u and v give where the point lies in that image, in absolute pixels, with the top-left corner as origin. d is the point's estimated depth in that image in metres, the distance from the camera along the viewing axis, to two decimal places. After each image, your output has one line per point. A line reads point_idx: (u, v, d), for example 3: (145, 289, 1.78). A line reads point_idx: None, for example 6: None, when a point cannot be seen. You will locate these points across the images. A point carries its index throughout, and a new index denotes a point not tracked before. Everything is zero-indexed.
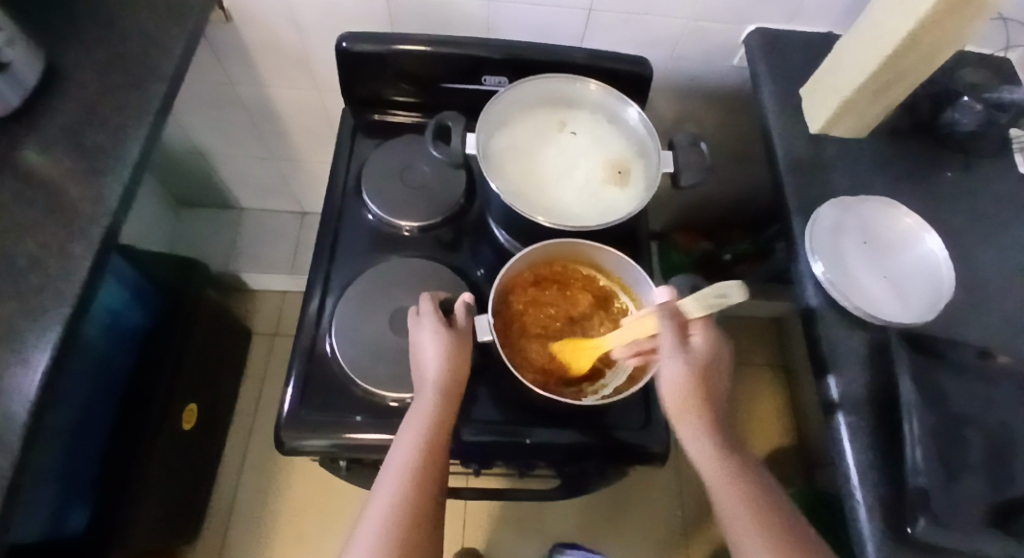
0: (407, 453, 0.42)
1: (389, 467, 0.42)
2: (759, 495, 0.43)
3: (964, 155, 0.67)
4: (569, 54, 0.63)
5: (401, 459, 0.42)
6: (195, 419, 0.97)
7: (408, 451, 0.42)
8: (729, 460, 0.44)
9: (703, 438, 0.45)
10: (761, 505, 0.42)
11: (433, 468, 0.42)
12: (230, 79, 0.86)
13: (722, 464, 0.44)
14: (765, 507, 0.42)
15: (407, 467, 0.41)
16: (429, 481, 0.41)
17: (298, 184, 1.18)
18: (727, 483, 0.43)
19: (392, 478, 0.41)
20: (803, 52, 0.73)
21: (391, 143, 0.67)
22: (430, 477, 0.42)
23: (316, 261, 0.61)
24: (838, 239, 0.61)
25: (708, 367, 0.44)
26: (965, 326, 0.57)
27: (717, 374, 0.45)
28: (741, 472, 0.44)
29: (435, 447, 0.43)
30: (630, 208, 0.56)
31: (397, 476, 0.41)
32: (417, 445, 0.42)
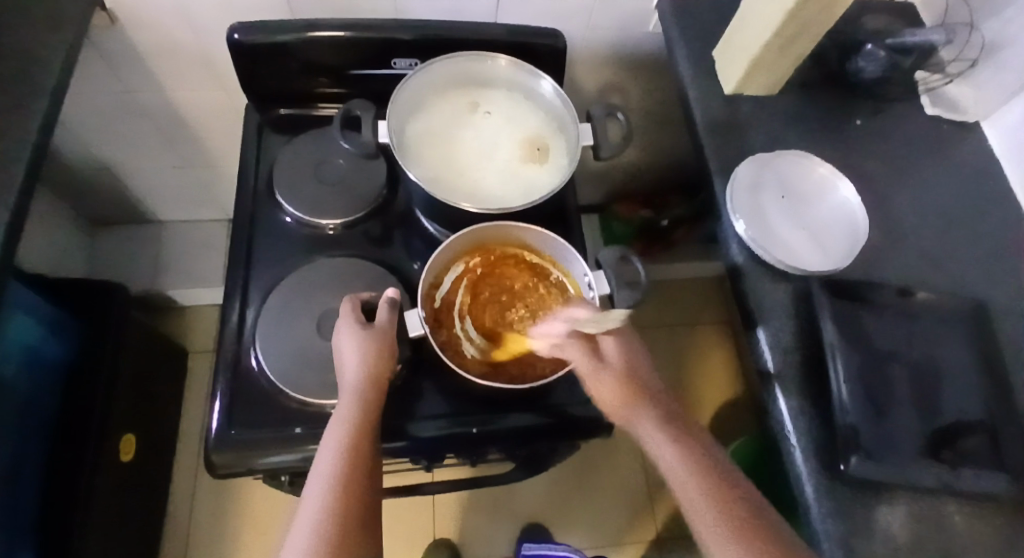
0: (332, 460, 0.41)
1: (315, 478, 0.41)
2: (711, 471, 0.44)
3: (872, 103, 0.70)
4: (481, 31, 0.61)
5: (327, 467, 0.41)
6: (135, 451, 0.91)
7: (333, 457, 0.41)
8: (684, 443, 0.46)
9: (658, 430, 0.46)
10: (706, 474, 0.44)
11: (361, 472, 0.42)
12: (126, 86, 0.79)
13: (681, 461, 0.44)
14: (717, 481, 0.43)
15: (333, 474, 0.41)
16: (357, 487, 0.41)
17: (222, 191, 1.11)
18: (688, 480, 0.43)
19: (319, 488, 0.40)
20: (714, 13, 0.73)
21: (303, 138, 0.64)
22: (358, 481, 0.41)
23: (233, 270, 0.58)
24: (757, 195, 0.62)
25: (631, 371, 0.49)
26: (883, 266, 0.60)
27: (642, 374, 0.49)
28: (693, 452, 0.45)
29: (361, 449, 0.42)
30: (552, 184, 0.55)
31: (324, 486, 0.40)
32: (340, 453, 0.42)
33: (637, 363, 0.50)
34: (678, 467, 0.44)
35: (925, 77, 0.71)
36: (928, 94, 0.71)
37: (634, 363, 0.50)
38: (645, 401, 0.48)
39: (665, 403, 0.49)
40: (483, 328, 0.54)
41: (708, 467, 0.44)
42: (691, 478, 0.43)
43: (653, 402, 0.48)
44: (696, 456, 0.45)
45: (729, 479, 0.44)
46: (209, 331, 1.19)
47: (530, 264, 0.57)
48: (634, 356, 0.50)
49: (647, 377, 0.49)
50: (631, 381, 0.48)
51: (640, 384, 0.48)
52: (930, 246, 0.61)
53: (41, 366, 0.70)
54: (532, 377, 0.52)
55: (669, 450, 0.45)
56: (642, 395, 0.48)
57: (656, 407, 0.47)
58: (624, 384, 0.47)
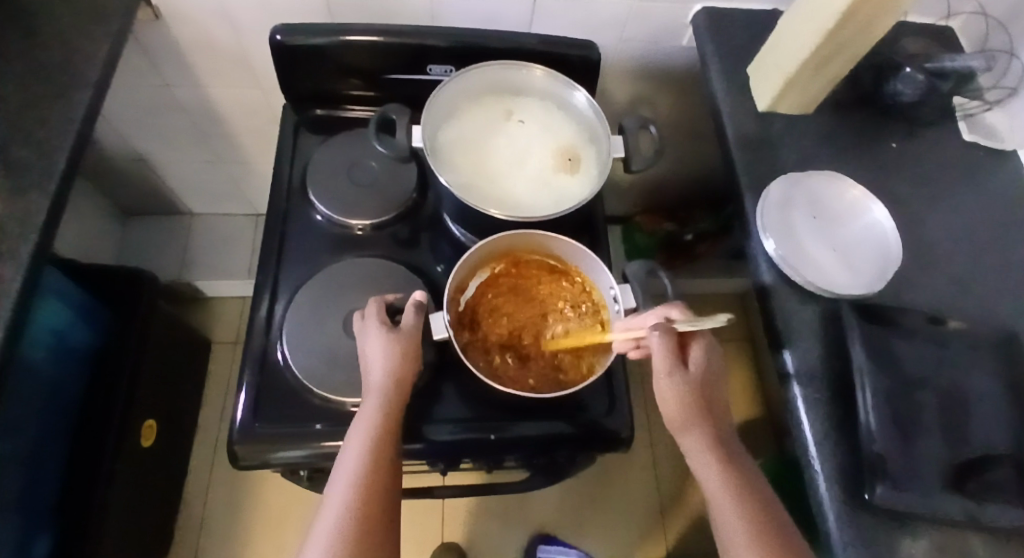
0: (357, 459, 0.42)
1: (339, 476, 0.42)
2: (756, 502, 0.44)
3: (908, 125, 0.69)
4: (517, 41, 0.62)
5: (351, 466, 0.42)
6: (156, 436, 0.92)
7: (357, 456, 0.42)
8: (732, 471, 0.46)
9: (710, 454, 0.46)
10: (748, 494, 0.45)
11: (384, 472, 0.42)
12: (167, 80, 0.82)
13: (725, 481, 0.45)
14: (757, 504, 0.44)
15: (357, 474, 0.41)
16: (379, 487, 0.41)
17: (251, 187, 1.14)
18: (726, 497, 0.44)
19: (343, 486, 0.41)
20: (748, 30, 0.73)
21: (337, 139, 0.65)
22: (381, 481, 0.42)
23: (263, 265, 0.59)
24: (788, 214, 0.62)
25: (704, 387, 0.47)
26: (914, 291, 0.59)
27: (714, 387, 0.49)
28: (736, 474, 0.46)
29: (385, 449, 0.43)
30: (582, 194, 0.56)
31: (348, 484, 0.41)
32: (364, 452, 0.42)
33: (711, 376, 0.48)
34: (722, 495, 0.45)
35: (964, 103, 0.70)
36: (966, 120, 0.70)
37: (710, 378, 0.48)
38: (707, 418, 0.47)
39: (719, 424, 0.48)
40: (507, 335, 0.54)
41: (750, 491, 0.45)
42: (737, 510, 0.44)
43: (712, 424, 0.47)
44: (741, 484, 0.45)
45: (766, 502, 0.45)
46: (231, 323, 1.21)
47: (557, 273, 0.57)
48: (711, 369, 0.48)
49: (716, 395, 0.48)
50: (699, 397, 0.47)
51: (705, 400, 0.48)
52: (964, 272, 0.60)
53: (68, 349, 0.72)
54: (555, 384, 0.52)
55: (717, 476, 0.45)
56: (705, 414, 0.47)
57: (713, 428, 0.47)
58: (692, 398, 0.46)
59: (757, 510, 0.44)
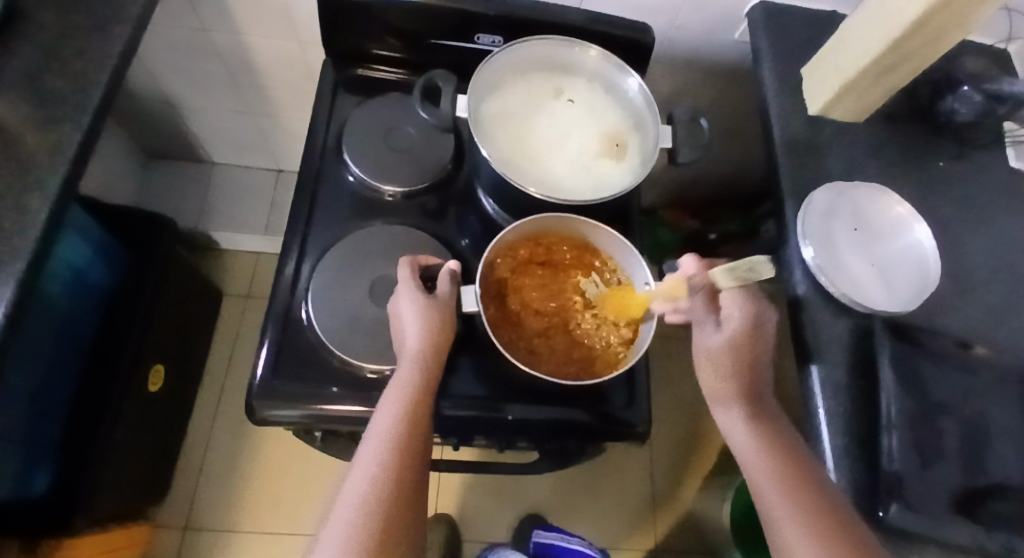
0: (391, 423, 0.41)
1: (372, 437, 0.41)
2: (800, 467, 0.41)
3: (959, 145, 0.67)
4: (569, 16, 0.60)
5: (385, 429, 0.41)
6: (161, 381, 0.92)
7: (392, 420, 0.41)
8: (771, 435, 0.43)
9: (740, 414, 0.44)
10: (796, 470, 0.41)
11: (416, 440, 0.42)
12: (203, 24, 0.80)
13: (767, 451, 0.42)
14: (802, 477, 0.40)
15: (393, 436, 0.41)
16: (414, 454, 0.41)
17: (275, 142, 1.12)
18: (768, 472, 0.41)
19: (376, 448, 0.40)
20: (807, 30, 0.71)
21: (375, 102, 0.64)
22: (414, 449, 0.41)
23: (293, 222, 0.58)
24: (830, 224, 0.60)
25: (748, 344, 0.45)
26: (946, 316, 0.57)
27: (760, 350, 0.46)
28: (773, 439, 0.43)
29: (418, 416, 0.42)
30: (626, 182, 0.54)
31: (380, 447, 0.40)
32: (399, 418, 0.42)
33: (760, 340, 0.46)
34: (763, 470, 0.41)
35: (1011, 129, 0.67)
36: (1014, 146, 0.67)
37: (754, 338, 0.45)
38: (744, 378, 0.45)
39: (757, 377, 0.46)
40: (535, 318, 0.53)
41: (784, 455, 0.42)
42: (769, 471, 0.41)
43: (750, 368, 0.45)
44: (780, 446, 0.42)
45: (817, 480, 0.41)
46: (244, 276, 1.21)
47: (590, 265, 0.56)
48: (753, 324, 0.46)
49: (757, 356, 0.46)
50: (739, 354, 0.45)
51: (748, 360, 0.45)
52: (1001, 302, 0.58)
53: (86, 288, 0.72)
54: (575, 373, 0.51)
55: (754, 444, 0.43)
56: (743, 373, 0.45)
57: (749, 395, 0.45)
58: (728, 357, 0.45)
59: (799, 486, 0.39)
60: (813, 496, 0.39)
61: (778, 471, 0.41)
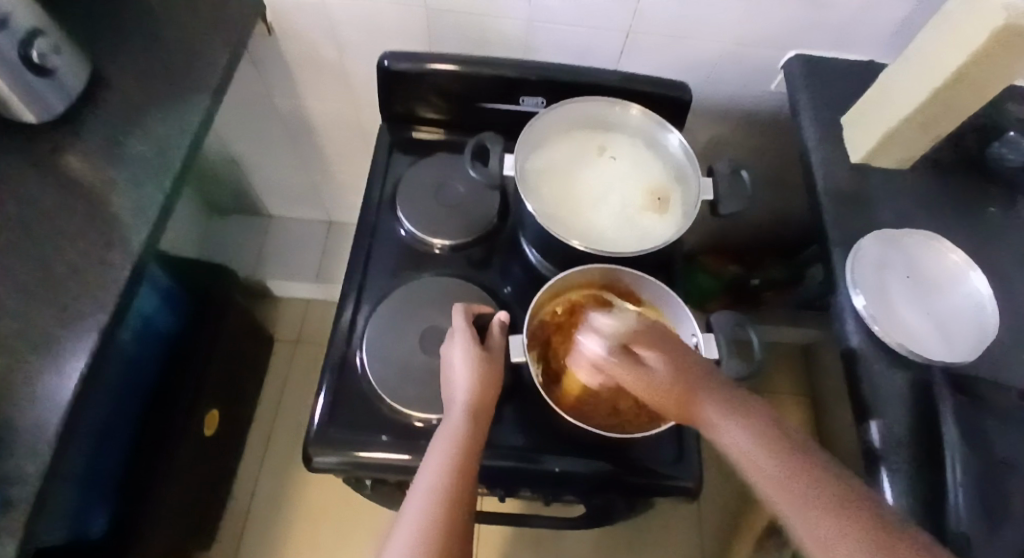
0: (442, 461, 0.41)
1: (423, 474, 0.40)
2: (790, 447, 0.37)
3: (1014, 190, 0.65)
4: (608, 77, 0.63)
5: (435, 467, 0.40)
6: (216, 425, 0.96)
7: (443, 459, 0.41)
8: (752, 422, 0.39)
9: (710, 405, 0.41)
10: (787, 455, 0.36)
11: (467, 481, 0.40)
12: (271, 92, 0.88)
13: (755, 442, 0.37)
14: (801, 462, 0.35)
15: (443, 473, 0.40)
16: (464, 492, 0.39)
17: (327, 194, 1.19)
18: (759, 464, 0.36)
19: (426, 485, 0.39)
20: (846, 80, 0.72)
21: (427, 161, 0.68)
22: (464, 488, 0.40)
23: (348, 274, 0.61)
24: (882, 272, 0.59)
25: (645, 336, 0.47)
26: (1013, 368, 0.55)
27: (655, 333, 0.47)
28: (756, 424, 0.39)
29: (468, 458, 0.42)
30: (668, 234, 0.55)
31: (431, 482, 0.39)
32: (450, 456, 0.41)
33: (646, 325, 0.48)
34: (756, 461, 0.37)
35: None
36: None
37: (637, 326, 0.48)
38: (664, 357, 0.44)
39: (693, 363, 0.45)
40: None
41: (778, 440, 0.37)
42: (771, 464, 0.36)
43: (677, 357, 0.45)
44: (766, 430, 0.38)
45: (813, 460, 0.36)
46: (294, 322, 1.26)
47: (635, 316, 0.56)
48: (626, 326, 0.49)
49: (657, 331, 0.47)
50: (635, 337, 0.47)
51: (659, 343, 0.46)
52: None
53: (153, 332, 0.76)
54: (620, 425, 0.51)
55: (754, 450, 0.37)
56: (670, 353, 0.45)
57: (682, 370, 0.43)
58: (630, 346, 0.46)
59: (800, 472, 0.35)
60: (809, 476, 0.34)
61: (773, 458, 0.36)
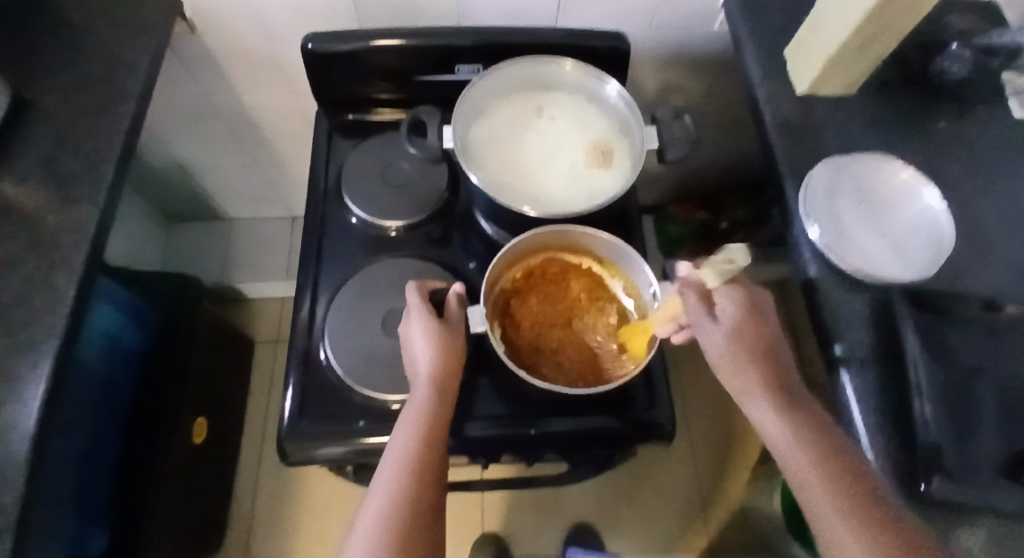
0: (407, 446, 0.43)
1: (389, 460, 0.42)
2: (826, 443, 0.40)
3: (960, 102, 0.65)
4: (544, 34, 0.61)
5: (400, 453, 0.42)
6: (203, 434, 0.95)
7: (407, 443, 0.43)
8: (799, 414, 0.43)
9: (769, 401, 0.43)
10: (829, 456, 0.39)
11: (432, 461, 0.43)
12: (205, 90, 0.85)
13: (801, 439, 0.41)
14: (829, 456, 0.40)
15: (407, 458, 0.42)
16: (428, 474, 0.42)
17: (286, 190, 1.16)
18: (808, 468, 0.40)
19: (392, 471, 0.41)
20: (785, 10, 0.71)
21: (370, 143, 0.66)
22: (430, 468, 0.42)
23: (304, 268, 0.61)
24: (832, 200, 0.59)
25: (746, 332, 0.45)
26: (970, 277, 0.55)
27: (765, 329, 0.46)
28: (801, 413, 0.43)
29: (432, 437, 0.43)
30: (616, 188, 0.55)
31: (397, 469, 0.42)
32: (414, 440, 0.43)
33: (766, 328, 0.46)
34: (805, 465, 0.40)
35: (1012, 79, 0.64)
36: (1016, 97, 0.65)
37: (750, 317, 0.46)
38: (762, 355, 0.45)
39: (775, 356, 0.46)
40: (543, 330, 0.54)
41: (818, 439, 0.41)
42: (803, 454, 0.40)
43: (760, 353, 0.45)
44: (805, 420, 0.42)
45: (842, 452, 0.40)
46: (272, 323, 1.25)
47: (594, 274, 0.57)
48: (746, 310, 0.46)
49: (766, 329, 0.46)
50: (750, 336, 0.45)
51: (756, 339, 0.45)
52: None
53: (122, 349, 0.75)
54: (586, 381, 0.52)
55: (797, 453, 0.40)
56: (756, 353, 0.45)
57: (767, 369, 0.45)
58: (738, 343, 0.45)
59: (840, 471, 0.39)
60: (845, 478, 0.38)
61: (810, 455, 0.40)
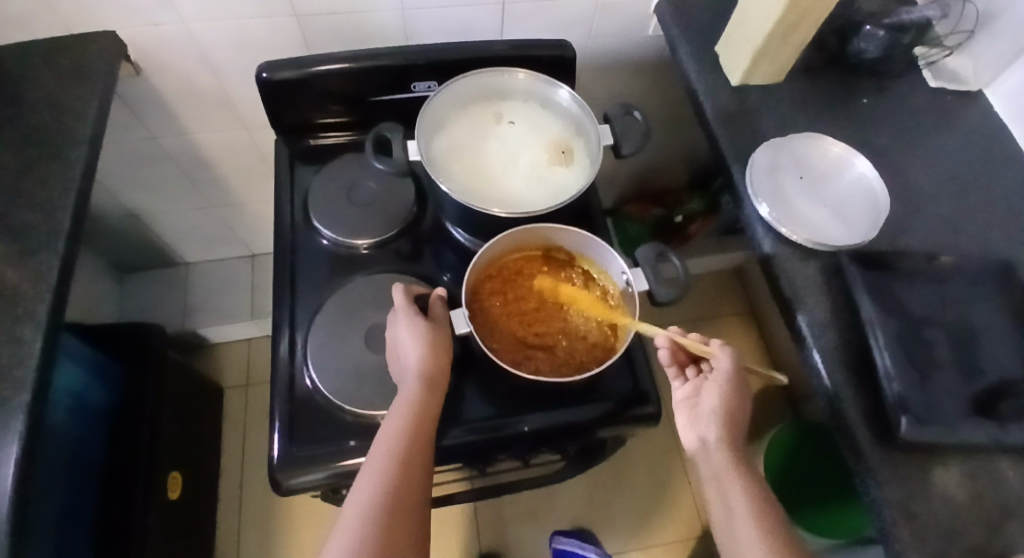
0: (393, 438, 0.44)
1: (375, 452, 0.44)
2: (761, 495, 0.45)
3: (876, 81, 0.71)
4: (493, 47, 0.64)
5: (386, 446, 0.44)
6: (180, 488, 0.90)
7: (395, 435, 0.44)
8: (744, 471, 0.45)
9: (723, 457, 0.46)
10: (764, 507, 0.44)
11: (418, 453, 0.44)
12: (153, 132, 0.83)
13: (741, 484, 0.45)
14: (763, 505, 0.44)
15: (394, 451, 0.44)
16: (414, 464, 0.44)
17: (243, 228, 1.14)
18: (748, 514, 0.43)
19: (376, 463, 0.43)
20: (712, 10, 0.76)
21: (332, 166, 0.67)
22: (416, 459, 0.44)
23: (279, 297, 0.60)
24: (776, 178, 0.64)
25: (733, 406, 0.48)
26: (907, 235, 0.60)
27: (740, 401, 0.49)
28: (749, 469, 0.46)
29: (420, 430, 0.45)
30: (579, 184, 0.57)
31: (382, 461, 0.43)
32: (401, 433, 0.44)
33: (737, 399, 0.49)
34: (740, 508, 0.43)
35: (924, 53, 0.72)
36: (930, 68, 0.72)
37: (736, 401, 0.48)
38: (729, 419, 0.48)
39: (739, 426, 0.49)
40: (525, 325, 0.55)
41: (759, 492, 0.45)
42: (742, 502, 0.44)
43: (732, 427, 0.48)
44: (748, 478, 0.45)
45: (773, 506, 0.44)
46: (240, 365, 1.21)
47: (569, 268, 0.59)
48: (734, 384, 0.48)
49: (742, 405, 0.49)
50: (729, 407, 0.48)
51: (734, 406, 0.48)
52: (953, 211, 0.62)
53: (86, 410, 0.71)
54: (569, 369, 0.53)
55: (742, 498, 0.44)
56: (730, 417, 0.48)
57: (731, 431, 0.48)
58: (726, 409, 0.47)
59: (767, 518, 0.43)
60: (776, 531, 0.42)
61: (745, 501, 0.44)
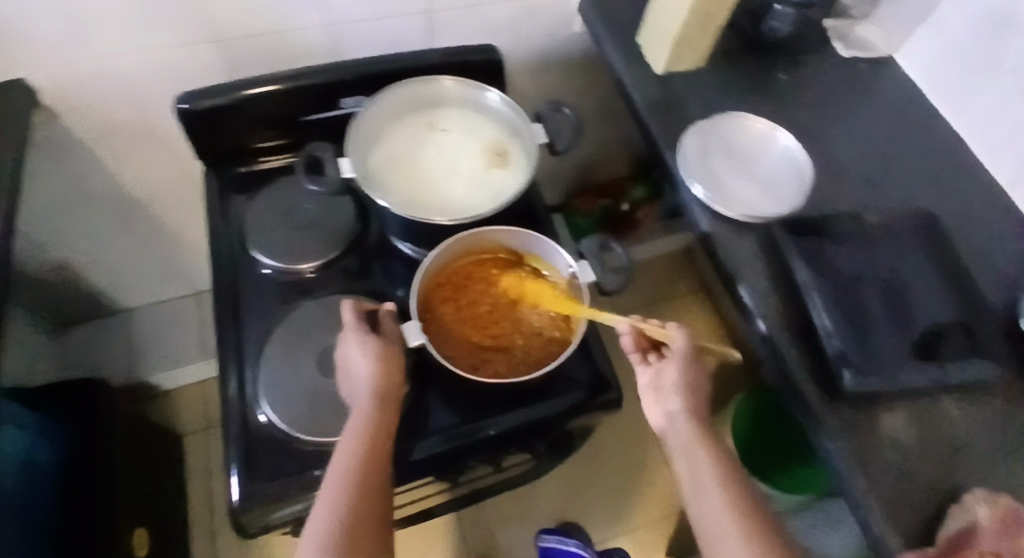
0: (348, 458, 0.43)
1: (331, 475, 0.43)
2: (725, 461, 0.46)
3: (790, 58, 0.75)
4: (418, 57, 0.65)
5: (342, 467, 0.43)
6: (147, 543, 0.86)
7: (350, 454, 0.43)
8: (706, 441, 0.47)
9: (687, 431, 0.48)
10: (728, 472, 0.45)
11: (376, 470, 0.44)
12: (77, 175, 0.79)
13: (706, 453, 0.46)
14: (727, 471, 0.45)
15: (350, 471, 0.43)
16: (373, 482, 0.43)
17: (188, 265, 1.10)
18: (716, 481, 0.44)
19: (333, 485, 0.43)
20: (630, 4, 0.78)
21: (268, 192, 0.65)
22: (374, 476, 0.43)
23: (225, 331, 0.58)
24: (707, 159, 0.66)
25: (692, 381, 0.50)
26: (834, 199, 0.64)
27: (698, 376, 0.50)
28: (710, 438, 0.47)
29: (376, 446, 0.44)
30: (518, 183, 0.58)
31: (339, 482, 0.42)
32: (357, 452, 0.44)
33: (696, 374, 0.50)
34: (706, 476, 0.45)
35: (835, 26, 0.76)
36: (841, 39, 0.76)
37: (693, 376, 0.50)
38: (688, 394, 0.49)
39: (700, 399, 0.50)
40: (479, 329, 0.55)
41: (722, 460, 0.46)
42: (709, 469, 0.45)
43: (694, 399, 0.49)
44: (710, 447, 0.47)
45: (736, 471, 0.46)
46: (200, 407, 1.16)
47: (518, 267, 0.59)
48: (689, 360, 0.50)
49: (699, 378, 0.50)
50: (687, 383, 0.49)
51: (692, 381, 0.50)
52: (872, 172, 0.66)
53: None
54: (526, 366, 0.54)
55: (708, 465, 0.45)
56: (688, 391, 0.49)
57: (692, 404, 0.49)
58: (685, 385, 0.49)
59: (732, 482, 0.44)
60: (740, 494, 0.44)
61: (710, 470, 0.45)
